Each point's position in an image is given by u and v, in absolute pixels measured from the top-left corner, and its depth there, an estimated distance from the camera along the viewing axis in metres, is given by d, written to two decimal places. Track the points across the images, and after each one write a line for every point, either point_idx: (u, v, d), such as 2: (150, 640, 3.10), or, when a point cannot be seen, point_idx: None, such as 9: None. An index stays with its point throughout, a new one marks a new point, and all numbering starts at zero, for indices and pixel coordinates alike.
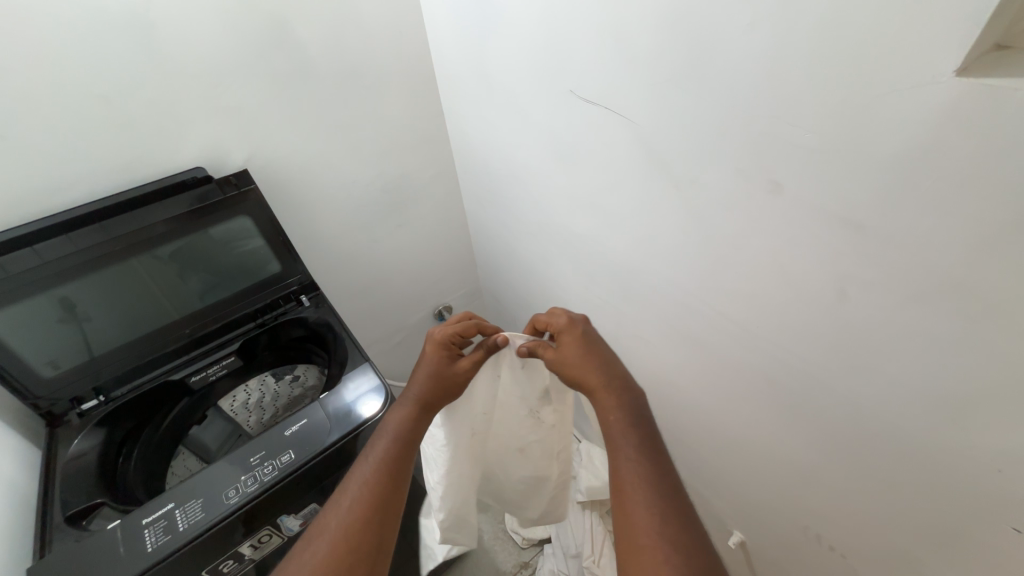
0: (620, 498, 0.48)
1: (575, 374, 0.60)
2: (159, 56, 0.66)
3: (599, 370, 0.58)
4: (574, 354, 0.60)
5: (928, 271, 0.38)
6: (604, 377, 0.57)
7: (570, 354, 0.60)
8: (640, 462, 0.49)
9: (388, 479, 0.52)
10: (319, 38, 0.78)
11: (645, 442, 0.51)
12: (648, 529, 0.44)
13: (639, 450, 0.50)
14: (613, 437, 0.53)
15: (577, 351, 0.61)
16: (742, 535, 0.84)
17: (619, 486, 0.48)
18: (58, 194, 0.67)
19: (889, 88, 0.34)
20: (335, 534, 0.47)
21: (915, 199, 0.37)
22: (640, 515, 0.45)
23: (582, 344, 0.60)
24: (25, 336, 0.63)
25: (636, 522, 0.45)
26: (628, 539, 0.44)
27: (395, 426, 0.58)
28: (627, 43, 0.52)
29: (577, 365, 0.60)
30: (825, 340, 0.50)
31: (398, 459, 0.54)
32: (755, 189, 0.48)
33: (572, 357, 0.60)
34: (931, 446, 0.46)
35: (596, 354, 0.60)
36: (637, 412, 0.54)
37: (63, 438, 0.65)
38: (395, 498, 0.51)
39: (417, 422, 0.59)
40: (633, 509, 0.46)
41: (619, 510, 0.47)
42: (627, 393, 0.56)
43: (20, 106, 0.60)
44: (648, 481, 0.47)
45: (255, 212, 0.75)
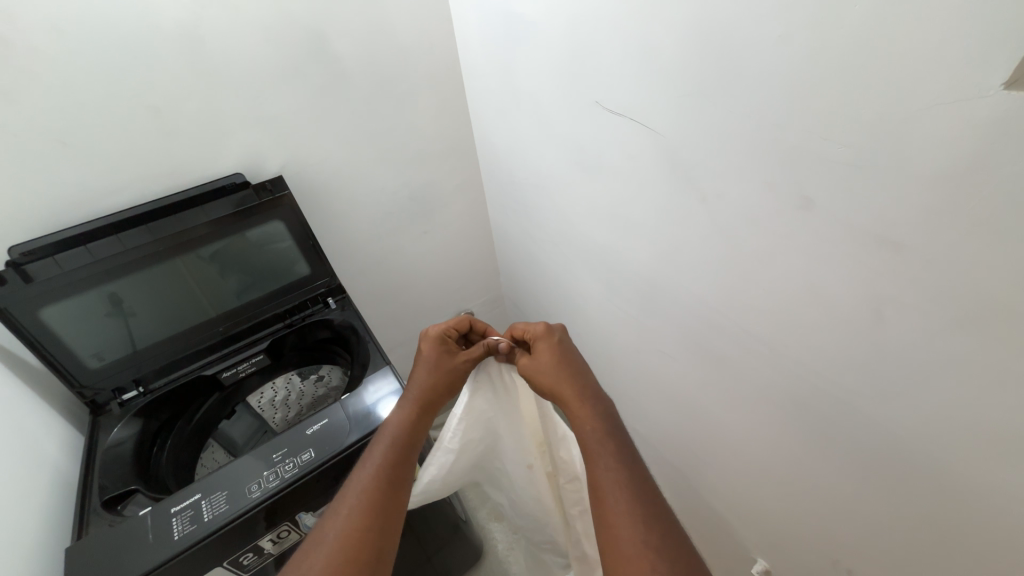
0: (600, 509, 0.47)
1: (546, 383, 0.58)
2: (208, 68, 0.70)
3: (568, 376, 0.57)
4: (547, 364, 0.59)
5: (973, 295, 0.36)
6: (574, 386, 0.56)
7: (542, 362, 0.59)
8: (619, 471, 0.48)
9: (386, 486, 0.53)
10: (354, 52, 0.81)
11: (622, 446, 0.51)
12: (632, 537, 0.44)
13: (613, 455, 0.50)
14: (588, 443, 0.52)
15: (555, 361, 0.59)
16: (766, 563, 0.80)
17: (600, 496, 0.48)
18: (111, 197, 0.71)
19: (933, 102, 0.33)
20: (335, 544, 0.48)
21: (963, 219, 0.35)
22: (625, 524, 0.45)
23: (555, 354, 0.59)
24: (75, 329, 0.68)
25: (621, 531, 0.44)
26: (613, 550, 0.44)
27: (394, 429, 0.59)
28: (655, 53, 0.51)
29: (548, 374, 0.58)
30: (856, 364, 0.47)
31: (396, 466, 0.55)
32: (784, 206, 0.46)
33: (544, 365, 0.59)
34: (974, 482, 0.43)
35: (570, 363, 0.59)
36: (607, 418, 0.54)
37: (104, 426, 0.70)
38: (393, 504, 0.53)
39: (414, 427, 0.60)
40: (614, 518, 0.45)
41: (599, 522, 0.47)
42: (597, 396, 0.56)
43: (83, 115, 0.65)
44: (635, 489, 0.47)
45: (289, 216, 0.78)
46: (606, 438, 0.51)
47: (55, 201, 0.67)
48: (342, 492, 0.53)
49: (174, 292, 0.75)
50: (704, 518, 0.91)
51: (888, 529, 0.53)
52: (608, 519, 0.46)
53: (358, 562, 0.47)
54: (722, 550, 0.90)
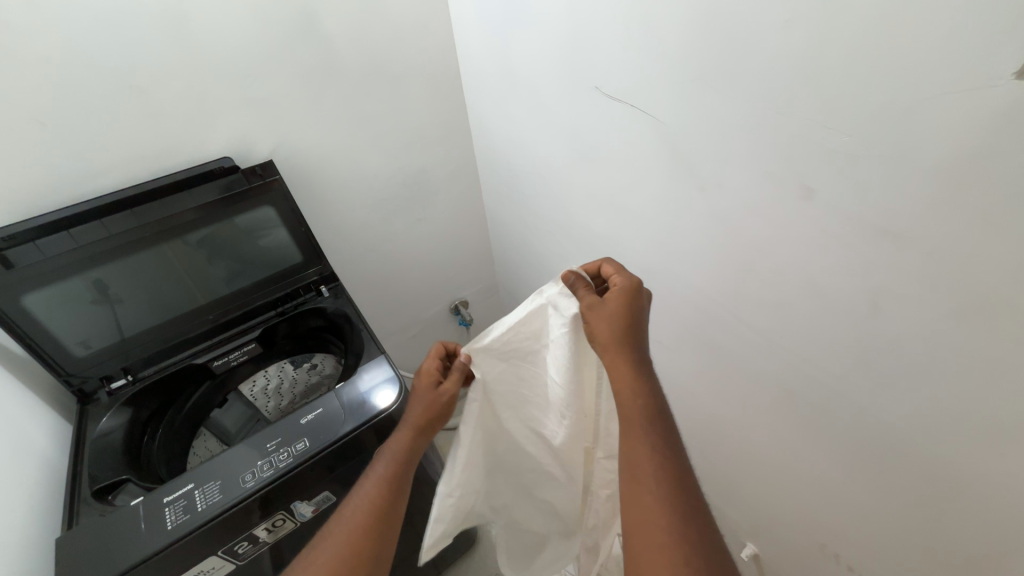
0: (632, 488, 0.45)
1: (601, 336, 0.51)
2: (192, 45, 0.67)
3: (628, 339, 0.50)
4: (614, 315, 0.51)
5: (970, 288, 0.36)
6: (630, 358, 0.50)
7: (608, 311, 0.51)
8: (660, 454, 0.45)
9: (388, 500, 0.51)
10: (346, 31, 0.78)
11: (664, 428, 0.47)
12: (666, 524, 0.41)
13: (659, 438, 0.46)
14: (628, 418, 0.48)
15: (623, 318, 0.51)
16: (755, 547, 0.82)
17: (635, 476, 0.45)
18: (93, 180, 0.69)
19: (938, 93, 0.33)
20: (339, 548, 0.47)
21: (963, 211, 0.35)
22: (659, 508, 0.42)
23: (625, 312, 0.51)
24: (59, 317, 0.66)
25: (655, 516, 0.42)
26: (643, 537, 0.42)
27: (396, 444, 0.55)
28: (656, 39, 0.50)
29: (609, 327, 0.51)
30: (851, 354, 0.48)
31: (400, 483, 0.53)
32: (783, 196, 0.46)
33: (609, 316, 0.51)
34: (964, 470, 0.43)
35: (636, 329, 0.52)
36: (656, 397, 0.49)
37: (92, 415, 0.68)
38: (391, 519, 0.50)
39: (418, 446, 0.56)
40: (649, 501, 0.43)
41: (630, 506, 0.44)
42: (648, 372, 0.51)
43: (61, 93, 0.62)
44: (671, 473, 0.44)
45: (279, 202, 0.76)
46: (653, 418, 0.47)
47: (35, 185, 0.65)
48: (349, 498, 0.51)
49: (162, 280, 0.73)
50: None
51: (878, 516, 0.54)
52: (641, 499, 0.43)
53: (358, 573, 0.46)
54: None
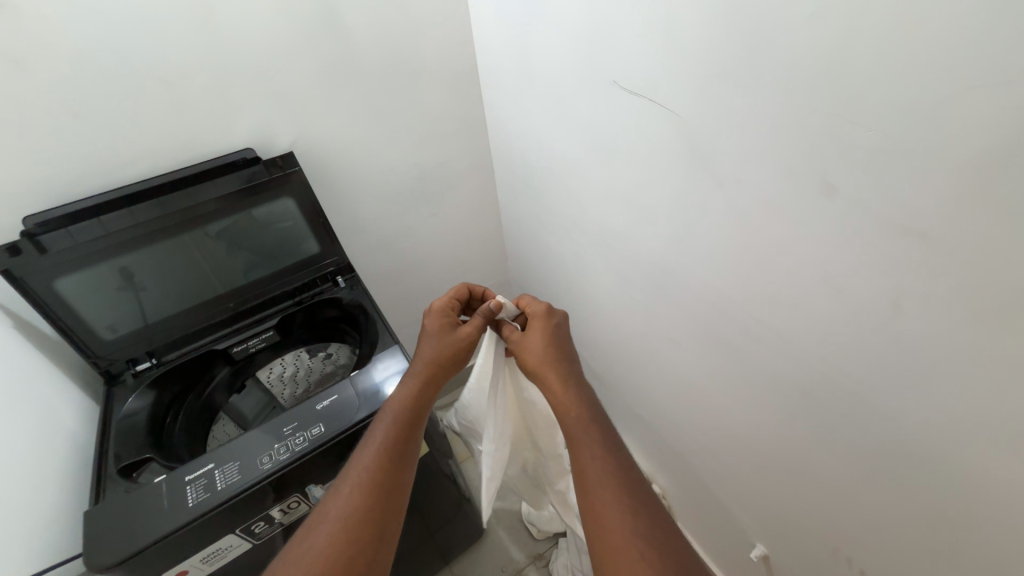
0: (586, 498, 0.46)
1: (531, 363, 0.59)
2: (218, 39, 0.69)
3: (556, 358, 0.59)
4: (537, 344, 0.60)
5: (997, 289, 0.35)
6: (560, 372, 0.57)
7: (534, 341, 0.61)
8: (603, 458, 0.48)
9: (388, 468, 0.52)
10: (366, 25, 0.79)
11: (605, 436, 0.51)
12: (620, 530, 0.43)
13: (602, 445, 0.49)
14: (570, 432, 0.52)
15: (546, 340, 0.61)
16: (764, 549, 0.81)
17: (585, 486, 0.47)
18: (122, 169, 0.71)
19: (971, 86, 0.32)
20: (336, 524, 0.47)
21: (993, 209, 0.34)
22: (613, 515, 0.44)
23: (546, 335, 0.61)
24: (88, 301, 0.68)
25: (608, 523, 0.44)
26: (600, 541, 0.43)
27: (395, 410, 0.57)
28: (676, 33, 0.50)
29: (537, 353, 0.59)
30: (870, 355, 0.47)
31: (398, 449, 0.54)
32: (804, 192, 0.46)
33: (533, 346, 0.60)
34: (987, 477, 0.42)
35: (560, 348, 0.60)
36: (591, 405, 0.54)
37: (119, 396, 0.71)
38: (393, 486, 0.51)
39: (415, 408, 0.58)
40: (602, 509, 0.45)
41: (586, 513, 0.46)
42: (581, 384, 0.56)
43: (93, 84, 0.64)
44: (622, 481, 0.46)
45: (298, 194, 0.78)
46: (590, 426, 0.51)
47: (67, 173, 0.67)
48: (341, 477, 0.52)
49: (186, 267, 0.75)
50: (705, 502, 0.92)
51: (892, 520, 0.54)
52: (595, 509, 0.45)
53: (360, 546, 0.46)
54: (721, 534, 0.92)
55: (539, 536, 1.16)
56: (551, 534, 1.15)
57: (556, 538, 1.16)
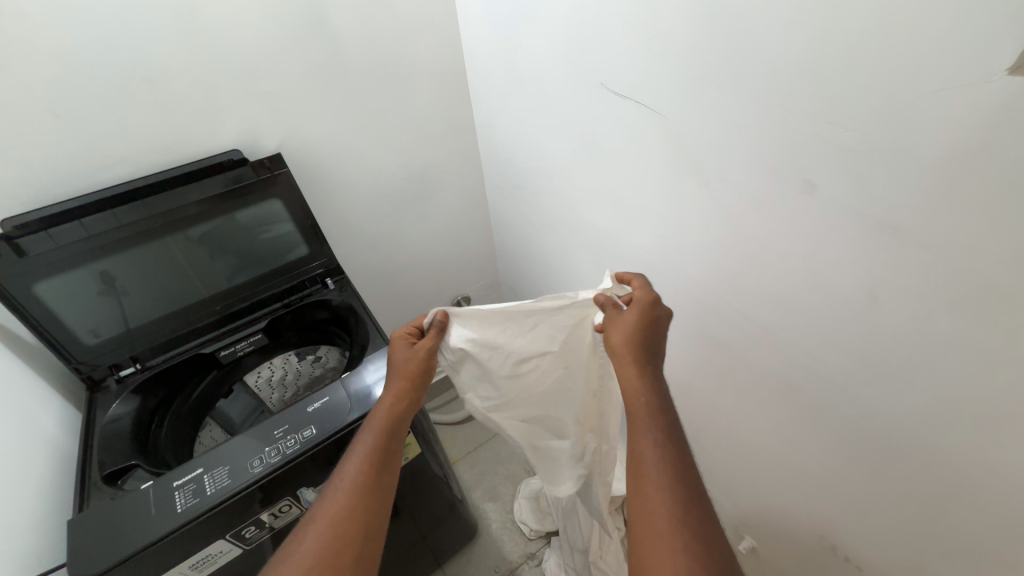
0: (637, 487, 0.45)
1: (616, 341, 0.53)
2: (203, 38, 0.68)
3: (641, 347, 0.52)
4: (631, 324, 0.53)
5: (968, 280, 0.37)
6: (642, 357, 0.52)
7: (627, 323, 0.53)
8: (664, 450, 0.46)
9: (373, 472, 0.52)
10: (353, 26, 0.79)
11: (672, 428, 0.48)
12: (667, 516, 0.42)
13: (665, 436, 0.47)
14: (633, 415, 0.50)
15: (639, 328, 0.53)
16: (753, 540, 0.83)
17: (638, 471, 0.46)
18: (103, 171, 0.70)
19: (939, 88, 0.33)
20: (323, 528, 0.47)
21: (961, 203, 0.35)
22: (661, 499, 0.43)
23: (641, 321, 0.53)
24: (70, 305, 0.67)
25: (656, 508, 0.43)
26: (646, 530, 0.42)
27: (378, 417, 0.56)
28: (661, 36, 0.51)
29: (622, 331, 0.53)
30: (850, 346, 0.49)
31: (384, 455, 0.53)
32: (785, 190, 0.47)
33: (626, 325, 0.53)
34: (961, 460, 0.44)
35: (652, 332, 0.54)
36: (660, 392, 0.51)
37: (102, 403, 0.69)
38: (378, 490, 0.51)
39: (398, 414, 0.56)
40: (652, 494, 0.44)
41: (635, 500, 0.45)
42: (655, 370, 0.52)
43: (74, 84, 0.63)
44: (679, 474, 0.44)
45: (286, 195, 0.77)
46: (656, 415, 0.49)
47: (45, 173, 0.66)
48: (330, 481, 0.51)
49: (170, 270, 0.74)
50: None
51: (873, 506, 0.56)
52: (646, 496, 0.44)
53: (344, 550, 0.46)
54: None
55: (532, 536, 1.16)
56: (544, 533, 1.15)
57: (548, 537, 1.16)
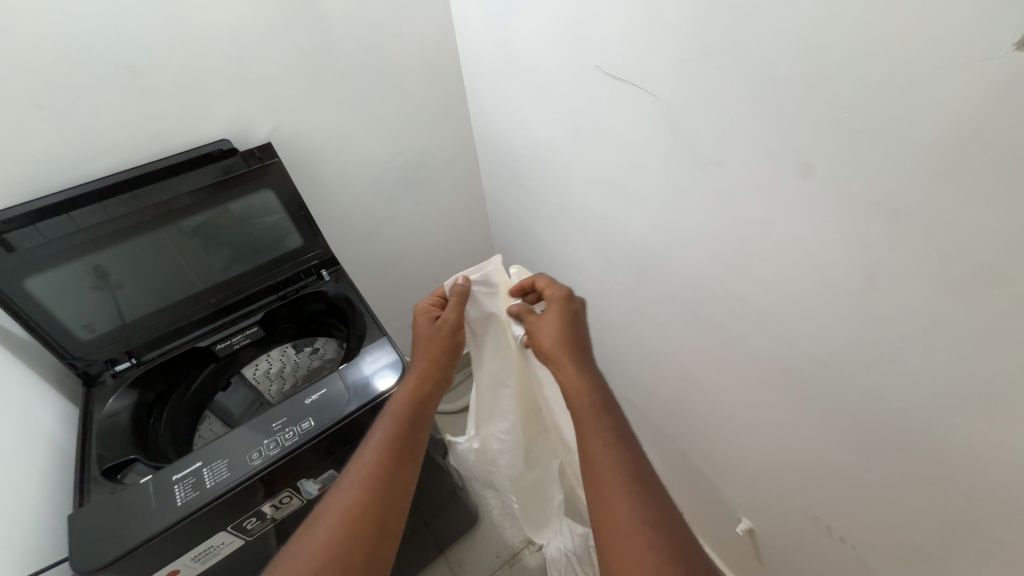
0: (594, 487, 0.46)
1: (546, 345, 0.57)
2: (186, 24, 0.66)
3: (570, 343, 0.56)
4: (551, 325, 0.58)
5: (968, 262, 0.37)
6: (572, 355, 0.55)
7: (546, 324, 0.58)
8: (614, 448, 0.47)
9: (391, 459, 0.52)
10: (342, 9, 0.77)
11: (617, 425, 0.49)
12: (631, 516, 0.42)
13: (611, 435, 0.48)
14: (579, 420, 0.51)
15: (561, 326, 0.58)
16: (750, 523, 0.84)
17: (594, 473, 0.47)
18: (90, 163, 0.68)
19: (942, 65, 0.33)
20: (337, 515, 0.47)
21: (962, 184, 0.35)
22: (621, 500, 0.43)
23: (563, 318, 0.58)
24: (61, 301, 0.66)
25: (615, 510, 0.43)
26: (609, 529, 0.43)
27: (398, 403, 0.57)
28: (657, 15, 0.50)
29: (552, 335, 0.57)
30: (848, 330, 0.49)
31: (405, 441, 0.54)
32: (784, 173, 0.46)
33: (547, 327, 0.58)
34: (958, 442, 0.45)
35: (575, 331, 0.58)
36: (603, 393, 0.52)
37: (98, 397, 0.69)
38: (397, 477, 0.51)
39: (418, 399, 0.58)
40: (609, 496, 0.44)
41: (593, 499, 0.46)
42: (591, 369, 0.55)
43: (54, 73, 0.61)
44: (633, 472, 0.45)
45: (278, 186, 0.76)
46: (602, 414, 0.50)
47: (30, 167, 0.64)
48: (346, 470, 0.52)
49: (163, 263, 0.73)
50: (692, 481, 0.95)
51: (870, 488, 0.56)
52: (603, 496, 0.45)
53: (358, 538, 0.46)
54: (708, 511, 0.95)
55: None
56: None
57: None
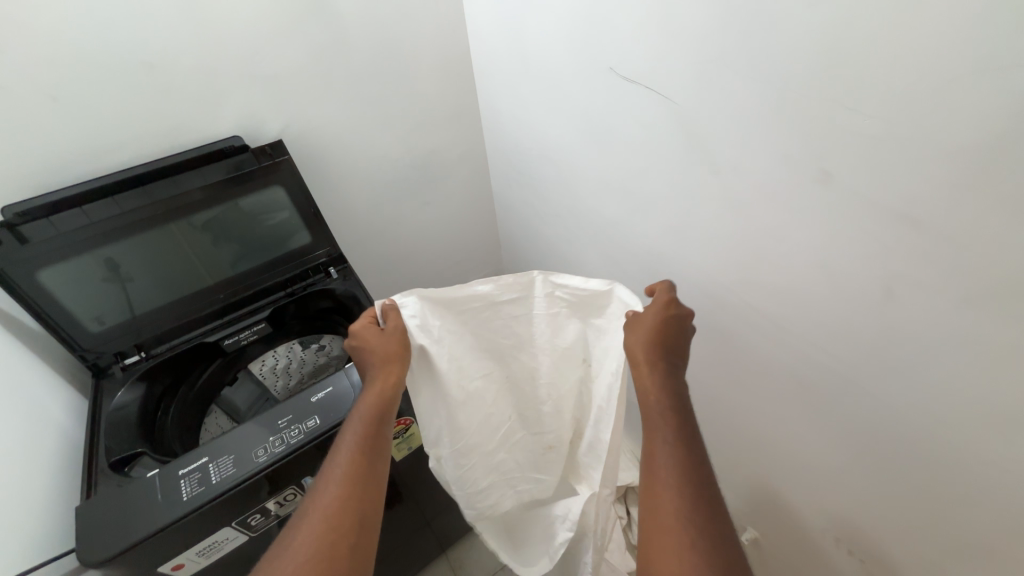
0: (651, 498, 0.44)
1: (632, 348, 0.53)
2: (201, 21, 0.67)
3: (662, 349, 0.53)
4: (647, 328, 0.54)
5: (989, 275, 0.36)
6: (658, 360, 0.52)
7: (642, 327, 0.54)
8: (676, 453, 0.45)
9: (364, 461, 0.51)
10: (356, 8, 0.77)
11: (687, 434, 0.47)
12: (678, 515, 0.42)
13: (677, 438, 0.47)
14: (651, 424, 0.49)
15: (657, 331, 0.53)
16: (755, 532, 0.83)
17: (653, 472, 0.46)
18: (103, 158, 0.69)
19: (969, 72, 0.32)
20: (314, 518, 0.46)
21: (986, 196, 0.34)
22: (675, 500, 0.43)
23: (660, 323, 0.54)
24: (73, 293, 0.67)
25: (667, 508, 0.42)
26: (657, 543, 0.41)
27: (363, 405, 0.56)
28: (674, 18, 0.49)
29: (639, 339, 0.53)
30: (862, 341, 0.48)
31: (374, 442, 0.53)
32: (800, 179, 0.46)
33: (642, 330, 0.54)
34: (973, 458, 0.44)
35: (673, 336, 0.54)
36: (678, 398, 0.50)
37: (107, 390, 0.70)
38: (370, 477, 0.51)
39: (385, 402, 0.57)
40: (664, 494, 0.43)
41: (649, 512, 0.44)
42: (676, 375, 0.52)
43: (70, 67, 0.61)
44: (693, 478, 0.44)
45: (289, 183, 0.76)
46: (671, 419, 0.48)
47: (45, 160, 0.65)
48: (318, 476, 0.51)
49: (173, 258, 0.74)
50: None
51: (881, 502, 0.55)
52: (659, 508, 0.43)
53: (339, 538, 0.46)
54: None
55: None
56: None
57: None
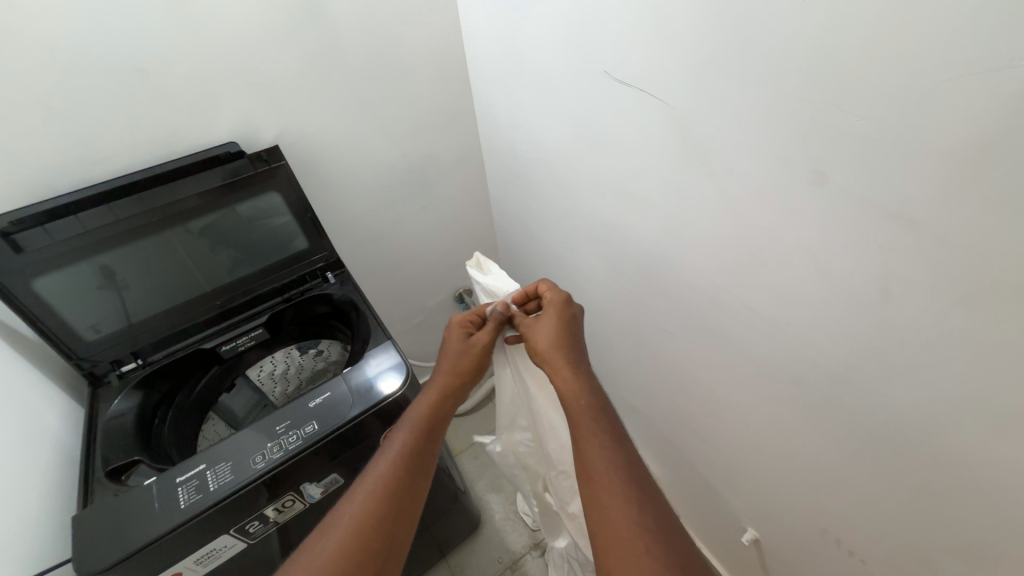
0: (590, 491, 0.47)
1: (541, 347, 0.58)
2: (195, 27, 0.67)
3: (568, 344, 0.57)
4: (550, 328, 0.59)
5: (983, 274, 0.36)
6: (570, 359, 0.56)
7: (544, 326, 0.59)
8: (609, 453, 0.48)
9: (409, 473, 0.52)
10: (351, 13, 0.77)
11: (613, 431, 0.50)
12: (631, 522, 0.43)
13: (611, 439, 0.49)
14: (577, 422, 0.51)
15: (558, 327, 0.59)
16: (756, 533, 0.83)
17: (590, 478, 0.48)
18: (99, 165, 0.69)
19: (960, 72, 0.32)
20: (350, 524, 0.47)
21: (979, 195, 0.34)
22: (620, 506, 0.44)
23: (559, 319, 0.60)
24: (69, 301, 0.66)
25: (615, 516, 0.44)
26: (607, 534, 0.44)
27: (416, 415, 0.57)
28: (667, 21, 0.50)
29: (548, 339, 0.58)
30: (859, 340, 0.48)
31: (422, 456, 0.54)
32: (794, 180, 0.46)
33: (544, 330, 0.59)
34: (971, 457, 0.44)
35: (572, 334, 0.59)
36: (598, 398, 0.53)
37: (104, 398, 0.69)
38: (411, 491, 0.51)
39: (437, 415, 0.58)
40: (608, 501, 0.45)
41: (591, 504, 0.46)
42: (588, 372, 0.56)
43: (65, 75, 0.61)
44: (632, 480, 0.46)
45: (285, 188, 0.76)
46: (599, 418, 0.51)
47: (41, 168, 0.65)
48: (359, 480, 0.52)
49: (169, 265, 0.73)
50: (698, 489, 0.94)
51: (881, 501, 0.55)
52: (600, 502, 0.46)
53: (372, 548, 0.46)
54: (714, 520, 0.94)
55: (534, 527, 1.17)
56: None
57: None
